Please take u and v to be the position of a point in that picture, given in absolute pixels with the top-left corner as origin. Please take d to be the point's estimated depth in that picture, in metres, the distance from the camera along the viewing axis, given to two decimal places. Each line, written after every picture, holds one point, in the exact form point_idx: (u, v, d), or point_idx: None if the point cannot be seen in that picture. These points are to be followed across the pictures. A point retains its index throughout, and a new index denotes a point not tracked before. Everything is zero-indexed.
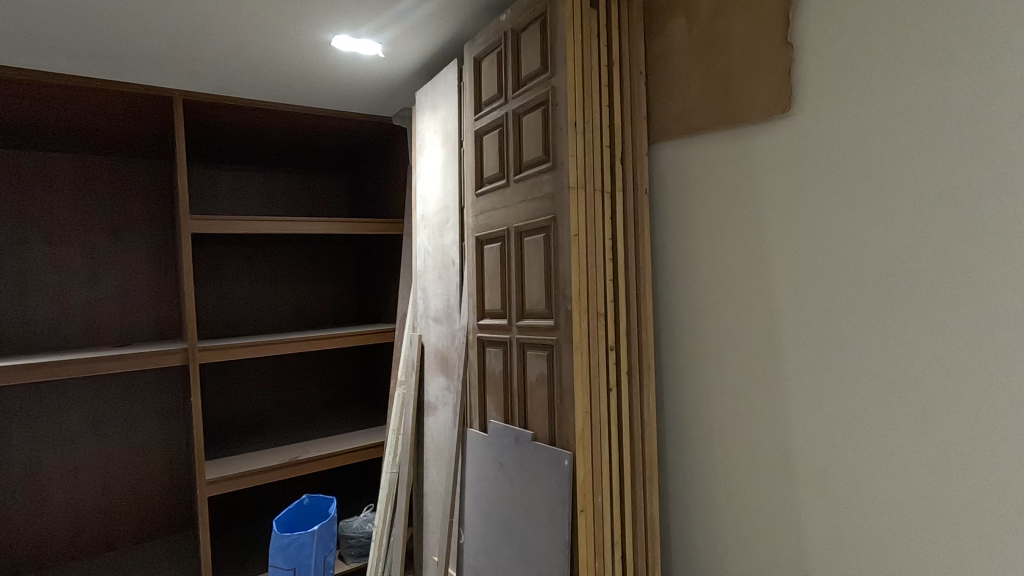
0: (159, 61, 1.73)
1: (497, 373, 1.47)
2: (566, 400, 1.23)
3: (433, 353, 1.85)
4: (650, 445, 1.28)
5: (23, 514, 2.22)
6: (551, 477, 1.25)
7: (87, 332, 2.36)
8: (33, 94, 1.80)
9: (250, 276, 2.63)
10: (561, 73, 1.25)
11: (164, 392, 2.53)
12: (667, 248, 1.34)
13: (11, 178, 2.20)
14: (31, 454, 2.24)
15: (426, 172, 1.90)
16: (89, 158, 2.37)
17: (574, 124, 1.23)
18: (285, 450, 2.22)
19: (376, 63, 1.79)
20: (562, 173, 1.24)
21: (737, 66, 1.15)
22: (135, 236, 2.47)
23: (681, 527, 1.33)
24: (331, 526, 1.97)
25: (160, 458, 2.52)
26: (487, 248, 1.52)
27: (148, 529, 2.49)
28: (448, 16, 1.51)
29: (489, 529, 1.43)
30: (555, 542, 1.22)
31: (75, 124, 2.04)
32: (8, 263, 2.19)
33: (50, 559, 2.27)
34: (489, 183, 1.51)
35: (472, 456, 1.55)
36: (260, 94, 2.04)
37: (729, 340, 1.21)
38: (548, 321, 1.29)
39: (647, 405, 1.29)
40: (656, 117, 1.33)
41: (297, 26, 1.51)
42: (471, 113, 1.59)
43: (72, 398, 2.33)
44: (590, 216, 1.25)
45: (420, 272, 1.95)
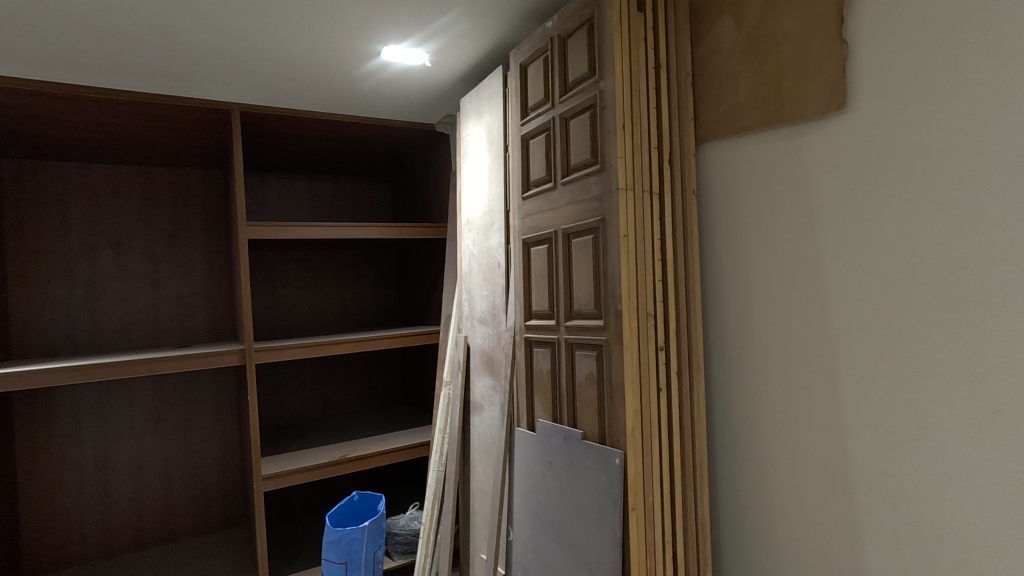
0: (219, 77, 1.83)
1: (545, 373, 1.50)
2: (616, 399, 1.25)
3: (478, 354, 1.88)
4: (701, 445, 1.28)
5: (93, 506, 2.37)
6: (602, 476, 1.26)
7: (150, 333, 2.49)
8: (104, 111, 1.93)
9: (299, 280, 2.72)
10: (609, 76, 1.27)
11: (219, 392, 2.64)
12: (715, 248, 1.34)
13: (83, 190, 2.36)
14: (99, 448, 2.38)
15: (471, 177, 1.94)
16: (152, 170, 2.51)
17: (622, 126, 1.25)
18: (334, 448, 2.29)
19: (423, 71, 1.85)
20: (611, 174, 1.26)
21: (788, 64, 1.14)
22: (194, 243, 2.59)
23: (733, 528, 1.32)
24: (380, 523, 2.02)
25: (216, 455, 2.62)
26: (534, 250, 1.55)
27: (206, 523, 2.60)
28: (495, 24, 1.55)
29: (538, 527, 1.45)
30: (606, 538, 1.23)
31: (140, 137, 2.16)
32: (78, 269, 2.34)
33: (117, 548, 2.41)
34: (536, 187, 1.54)
35: (520, 455, 1.57)
36: (310, 105, 2.12)
37: (781, 340, 1.20)
38: (597, 320, 1.31)
39: (698, 404, 1.29)
40: (704, 118, 1.34)
41: (350, 38, 1.58)
42: (517, 118, 1.62)
43: (136, 396, 2.46)
44: (638, 217, 1.26)
45: (464, 274, 1.99)
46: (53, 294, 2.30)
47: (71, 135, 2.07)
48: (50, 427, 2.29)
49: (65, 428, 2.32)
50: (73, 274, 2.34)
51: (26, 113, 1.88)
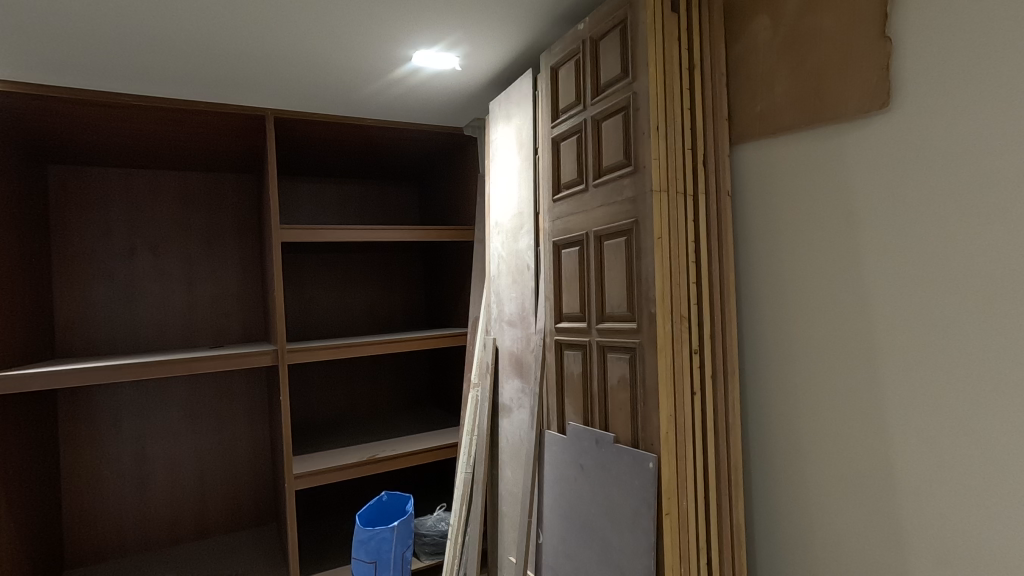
0: (254, 83, 1.87)
1: (576, 375, 1.49)
2: (649, 402, 1.24)
3: (507, 356, 1.89)
4: (736, 451, 1.26)
5: (131, 501, 2.44)
6: (635, 480, 1.25)
7: (185, 334, 2.56)
8: (145, 118, 1.99)
9: (329, 282, 2.77)
10: (643, 78, 1.26)
11: (251, 392, 2.68)
12: (751, 249, 1.32)
13: (123, 195, 2.44)
14: (137, 446, 2.45)
15: (500, 181, 1.95)
16: (188, 175, 2.57)
17: (656, 128, 1.24)
18: (363, 448, 2.31)
19: (453, 76, 1.86)
20: (645, 176, 1.25)
21: (827, 62, 1.12)
22: (227, 245, 2.64)
23: (770, 535, 1.29)
24: (409, 523, 2.03)
25: (248, 453, 2.67)
26: (565, 252, 1.54)
27: (237, 520, 2.65)
28: (526, 28, 1.55)
29: (569, 530, 1.45)
30: (639, 543, 1.22)
31: (178, 142, 2.22)
32: (118, 271, 2.42)
33: (153, 543, 2.48)
34: (567, 189, 1.54)
35: (550, 457, 1.57)
36: (341, 110, 2.16)
37: (819, 344, 1.18)
38: (630, 323, 1.30)
39: (733, 409, 1.27)
40: (739, 118, 1.32)
41: (383, 44, 1.60)
42: (548, 121, 1.63)
43: (172, 395, 2.52)
44: (673, 218, 1.25)
45: (493, 277, 2.00)
46: (95, 295, 2.38)
47: (114, 142, 2.14)
48: (92, 424, 2.37)
49: (105, 425, 2.39)
50: (113, 277, 2.42)
51: (71, 121, 1.95)
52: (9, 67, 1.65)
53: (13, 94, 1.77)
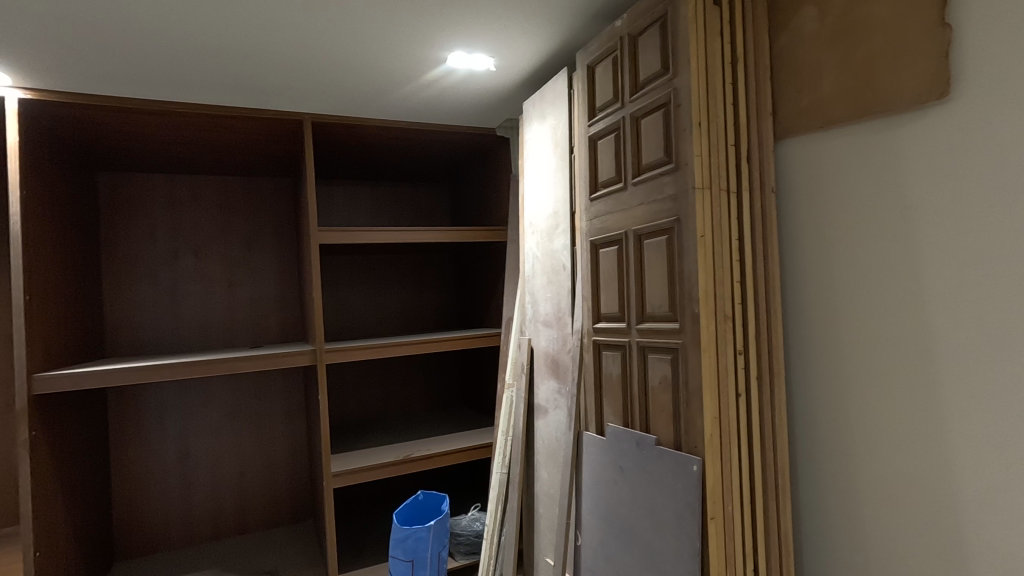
0: (294, 89, 1.91)
1: (614, 376, 1.48)
2: (692, 404, 1.21)
3: (543, 356, 1.88)
4: (783, 455, 1.23)
5: (176, 496, 2.51)
6: (678, 483, 1.23)
7: (226, 335, 2.62)
8: (189, 124, 2.05)
9: (363, 283, 2.80)
10: (684, 73, 1.24)
11: (289, 391, 2.73)
12: (797, 247, 1.28)
13: (167, 200, 2.52)
14: (181, 443, 2.53)
15: (535, 181, 1.94)
16: (228, 179, 2.64)
17: (698, 124, 1.21)
18: (399, 447, 2.33)
19: (488, 76, 1.87)
20: (686, 173, 1.23)
21: (879, 53, 1.08)
22: (266, 247, 2.70)
23: (819, 541, 1.25)
24: (445, 522, 2.04)
25: (286, 451, 2.72)
26: (603, 252, 1.53)
27: (276, 517, 2.70)
28: (562, 26, 1.54)
29: (609, 533, 1.43)
30: (683, 548, 1.20)
31: (220, 148, 2.28)
32: (163, 273, 2.50)
33: (197, 537, 2.55)
34: (604, 188, 1.52)
35: (588, 459, 1.56)
36: (376, 113, 2.18)
37: (872, 344, 1.13)
38: (672, 324, 1.28)
39: (780, 411, 1.23)
40: (784, 113, 1.28)
41: (419, 46, 1.61)
42: (585, 119, 1.61)
43: (213, 394, 2.59)
44: (716, 217, 1.22)
45: (528, 277, 1.99)
46: (142, 296, 2.47)
47: (159, 148, 2.21)
48: (139, 421, 2.46)
49: (151, 422, 2.48)
50: (158, 279, 2.50)
51: (120, 129, 2.03)
52: (65, 78, 1.73)
53: (67, 104, 1.84)
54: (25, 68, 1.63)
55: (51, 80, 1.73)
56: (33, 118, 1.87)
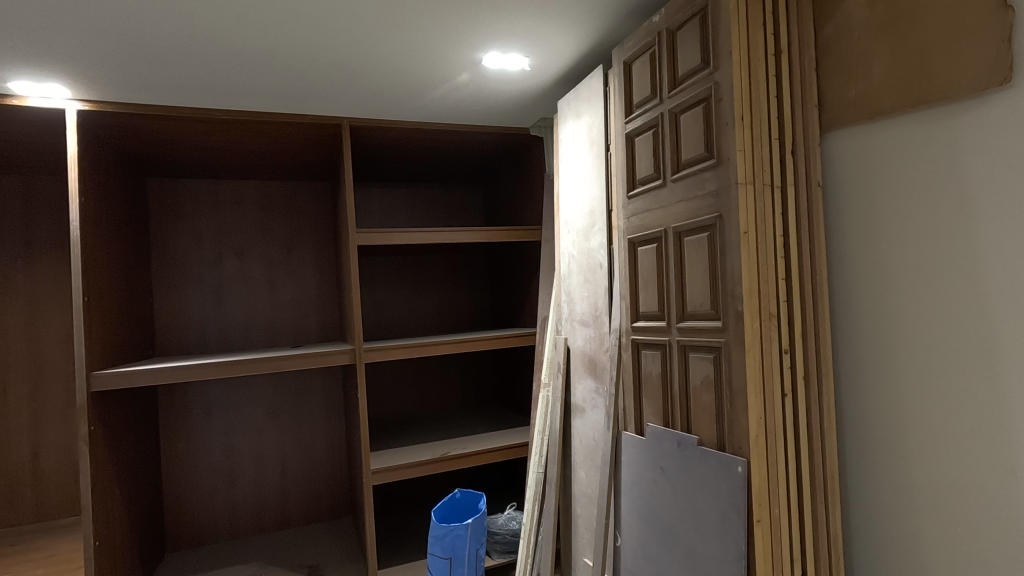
0: (333, 94, 1.95)
1: (654, 376, 1.46)
2: (737, 405, 1.19)
3: (580, 355, 1.87)
4: (832, 456, 1.19)
5: (222, 490, 2.60)
6: (722, 484, 1.20)
7: (268, 335, 2.70)
8: (233, 131, 2.12)
9: (399, 284, 2.85)
10: (726, 67, 1.22)
11: (329, 390, 2.79)
12: (845, 242, 1.24)
13: (212, 204, 2.61)
14: (226, 439, 2.62)
15: (571, 180, 1.94)
16: (270, 183, 2.72)
17: (741, 118, 1.19)
18: (436, 446, 2.36)
19: (522, 76, 1.87)
20: (729, 169, 1.21)
21: (935, 39, 1.04)
22: (305, 249, 2.76)
23: (871, 545, 1.20)
24: (482, 521, 2.05)
25: (326, 448, 2.78)
26: (641, 250, 1.51)
27: (317, 513, 2.76)
28: (598, 23, 1.53)
29: (649, 534, 1.41)
30: (728, 551, 1.17)
31: (262, 153, 2.35)
32: (208, 275, 2.60)
33: (242, 531, 2.63)
34: (642, 185, 1.51)
35: (627, 459, 1.54)
36: (412, 116, 2.21)
37: (928, 342, 1.09)
38: (715, 322, 1.26)
39: (829, 411, 1.19)
40: (830, 104, 1.25)
41: (455, 47, 1.63)
42: (622, 116, 1.60)
43: (256, 392, 2.67)
44: (759, 213, 1.19)
45: (564, 276, 1.99)
46: (189, 298, 2.57)
47: (205, 154, 2.29)
48: (187, 417, 2.55)
49: (198, 419, 2.57)
50: (204, 280, 2.59)
51: (169, 137, 2.11)
52: (120, 90, 1.81)
53: (121, 115, 1.93)
54: (84, 80, 1.71)
55: (107, 91, 1.81)
56: (90, 128, 1.96)
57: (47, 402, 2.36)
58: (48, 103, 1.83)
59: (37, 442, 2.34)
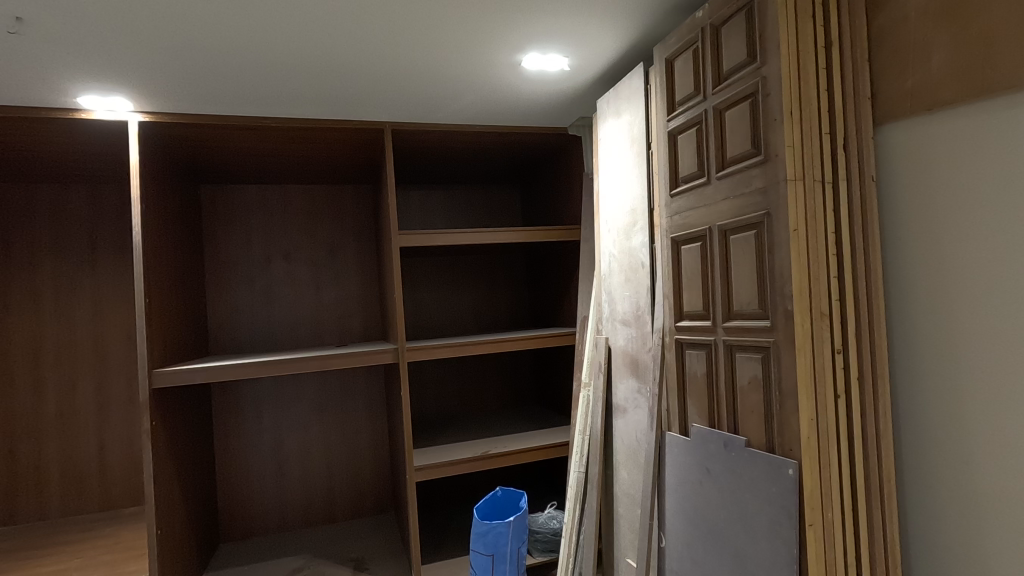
0: (376, 99, 2.00)
1: (700, 376, 1.44)
2: (787, 406, 1.17)
3: (622, 355, 1.86)
4: (888, 460, 1.15)
5: (272, 484, 2.70)
6: (772, 486, 1.18)
7: (314, 334, 2.78)
8: (281, 137, 2.19)
9: (438, 284, 2.89)
10: (773, 60, 1.19)
11: (372, 388, 2.86)
12: (899, 238, 1.20)
13: (262, 209, 2.72)
14: (275, 434, 2.71)
15: (611, 179, 1.93)
16: (314, 188, 2.80)
17: (789, 113, 1.17)
18: (477, 444, 2.38)
19: (562, 76, 1.87)
20: (777, 165, 1.18)
21: (999, 25, 0.99)
22: (348, 251, 2.84)
23: (930, 553, 1.16)
24: (524, 519, 2.07)
25: (369, 444, 2.85)
26: (685, 249, 1.50)
27: (360, 508, 2.83)
28: (640, 21, 1.52)
29: (695, 536, 1.40)
30: (779, 554, 1.15)
31: (307, 158, 2.42)
32: (258, 277, 2.70)
33: (290, 523, 2.72)
34: (686, 183, 1.49)
35: (672, 460, 1.53)
36: (451, 118, 2.24)
37: (992, 342, 1.04)
38: (763, 322, 1.23)
39: (885, 413, 1.16)
40: (884, 96, 1.20)
41: (496, 50, 1.65)
42: (664, 114, 1.58)
43: (303, 389, 2.76)
44: (810, 209, 1.17)
45: (604, 275, 1.99)
46: (240, 298, 2.68)
47: (254, 160, 2.38)
48: (238, 413, 2.66)
49: (249, 415, 2.68)
50: (254, 282, 2.70)
51: (222, 144, 2.20)
52: (177, 101, 1.90)
53: (178, 124, 2.03)
54: (143, 92, 1.80)
55: (165, 102, 1.90)
56: (151, 138, 2.06)
57: (111, 398, 2.50)
58: (112, 115, 1.94)
59: (103, 434, 2.49)
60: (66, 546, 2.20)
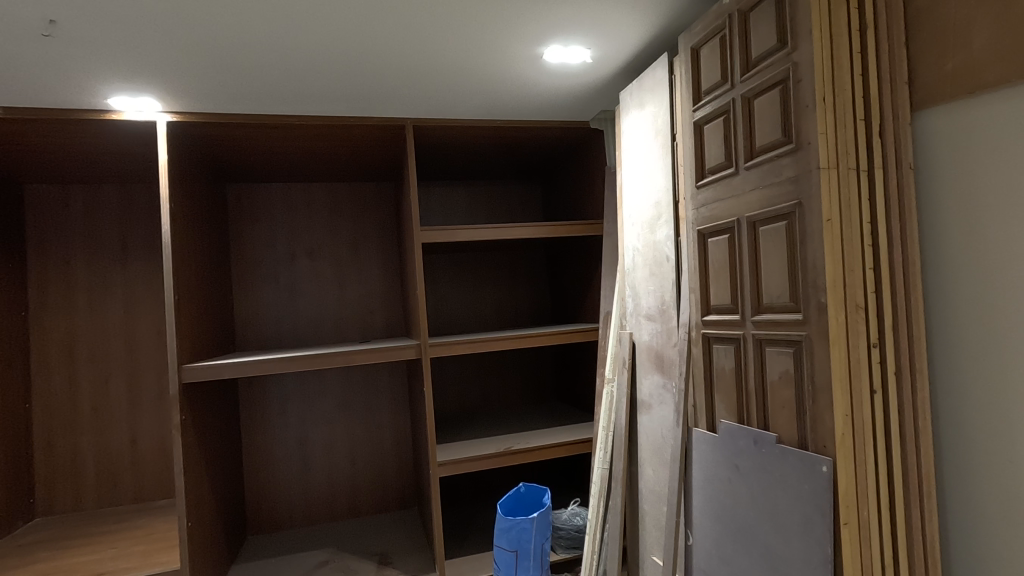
0: (398, 96, 2.00)
1: (728, 371, 1.41)
2: (820, 402, 1.13)
3: (647, 351, 1.83)
4: (927, 458, 1.11)
5: (297, 478, 2.74)
6: (805, 484, 1.15)
7: (337, 330, 2.81)
8: (304, 134, 2.21)
9: (460, 281, 2.90)
10: (805, 45, 1.16)
11: (395, 384, 2.88)
12: (938, 229, 1.15)
13: (286, 207, 2.75)
14: (300, 429, 2.75)
15: (634, 172, 1.90)
16: (337, 185, 2.82)
17: (823, 99, 1.13)
18: (499, 440, 2.38)
19: (583, 69, 1.85)
20: (810, 153, 1.15)
21: None
22: (371, 248, 2.85)
23: (971, 556, 1.11)
24: (547, 515, 2.06)
25: (392, 440, 2.87)
26: (712, 241, 1.47)
27: (384, 503, 2.85)
28: (665, 9, 1.49)
29: (724, 534, 1.37)
30: (813, 554, 1.12)
31: (330, 156, 2.44)
32: (283, 274, 2.73)
33: (315, 517, 2.76)
34: (713, 174, 1.46)
35: (699, 456, 1.50)
36: (472, 114, 2.24)
37: None
38: (794, 315, 1.20)
39: (923, 410, 1.12)
40: (922, 80, 1.15)
41: (517, 43, 1.63)
42: (690, 104, 1.55)
43: (328, 385, 2.79)
44: (843, 198, 1.13)
45: (628, 270, 1.96)
46: (265, 295, 2.72)
47: (278, 158, 2.41)
48: (264, 408, 2.70)
49: (275, 410, 2.72)
50: (279, 279, 2.73)
51: (247, 143, 2.24)
52: (203, 101, 1.93)
53: (205, 124, 2.06)
54: (171, 93, 1.84)
55: (191, 102, 1.93)
56: (179, 138, 2.10)
57: (143, 392, 2.56)
58: (141, 116, 1.98)
59: (135, 428, 2.55)
60: (101, 536, 2.26)
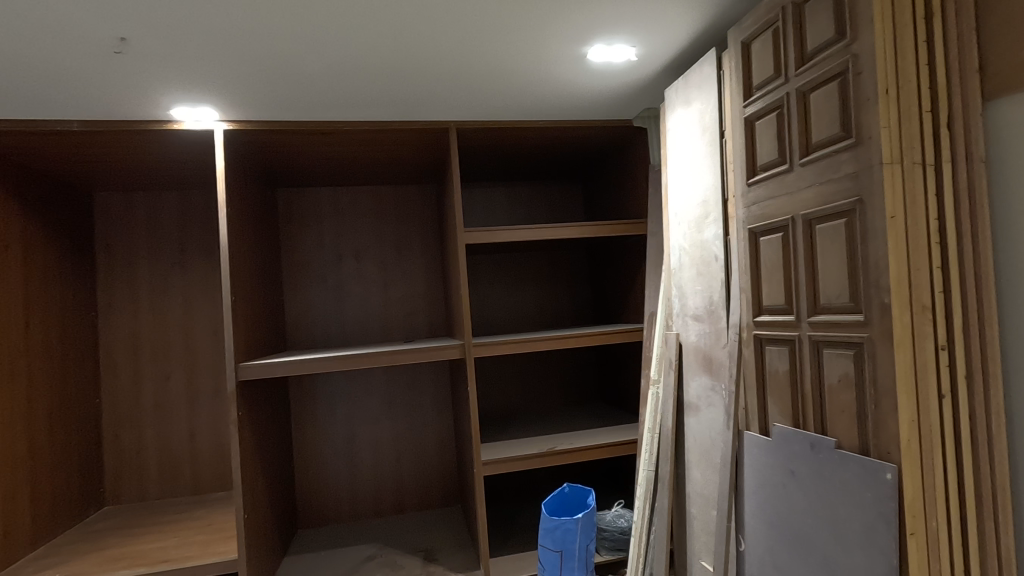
0: (442, 99, 2.03)
1: (782, 374, 1.37)
2: (884, 406, 1.09)
3: (694, 352, 1.80)
4: (1000, 468, 1.05)
5: (345, 474, 2.81)
6: (867, 491, 1.11)
7: (382, 330, 2.87)
8: (352, 140, 2.27)
9: (502, 281, 2.91)
10: (866, 36, 1.11)
11: (438, 384, 2.92)
12: (1013, 225, 1.08)
13: (333, 210, 2.83)
14: (347, 426, 2.82)
15: (680, 170, 1.87)
16: (381, 188, 2.89)
17: (885, 92, 1.09)
18: (542, 440, 2.38)
19: (628, 67, 1.83)
20: (871, 148, 1.11)
21: None
22: (415, 249, 2.91)
23: None
24: (592, 517, 2.05)
25: (436, 438, 2.91)
26: (765, 240, 1.43)
27: (427, 500, 2.89)
28: (714, 4, 1.46)
29: (779, 541, 1.33)
30: (876, 564, 1.08)
31: (376, 160, 2.49)
32: (330, 275, 2.81)
33: (362, 513, 2.83)
34: (765, 171, 1.42)
35: (751, 460, 1.47)
36: (515, 115, 2.25)
37: None
38: (855, 316, 1.16)
39: (997, 416, 1.06)
40: (995, 67, 1.09)
41: (561, 44, 1.63)
42: (740, 100, 1.52)
43: (374, 383, 2.85)
44: (908, 194, 1.08)
45: (674, 269, 1.93)
46: (313, 296, 2.80)
47: (326, 163, 2.48)
48: (313, 405, 2.79)
49: (323, 408, 2.80)
50: (327, 280, 2.81)
51: (298, 149, 2.31)
52: (256, 109, 2.00)
53: (259, 132, 2.14)
54: (228, 103, 1.92)
55: (246, 110, 2.01)
56: (235, 145, 2.19)
57: (200, 388, 2.68)
58: (200, 125, 2.08)
59: (193, 423, 2.67)
60: (164, 525, 2.38)
